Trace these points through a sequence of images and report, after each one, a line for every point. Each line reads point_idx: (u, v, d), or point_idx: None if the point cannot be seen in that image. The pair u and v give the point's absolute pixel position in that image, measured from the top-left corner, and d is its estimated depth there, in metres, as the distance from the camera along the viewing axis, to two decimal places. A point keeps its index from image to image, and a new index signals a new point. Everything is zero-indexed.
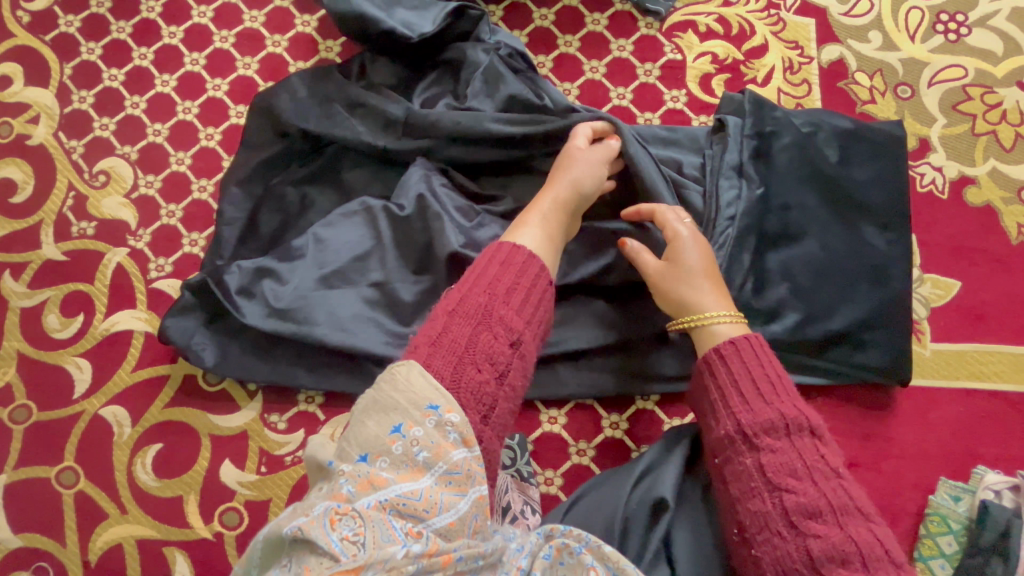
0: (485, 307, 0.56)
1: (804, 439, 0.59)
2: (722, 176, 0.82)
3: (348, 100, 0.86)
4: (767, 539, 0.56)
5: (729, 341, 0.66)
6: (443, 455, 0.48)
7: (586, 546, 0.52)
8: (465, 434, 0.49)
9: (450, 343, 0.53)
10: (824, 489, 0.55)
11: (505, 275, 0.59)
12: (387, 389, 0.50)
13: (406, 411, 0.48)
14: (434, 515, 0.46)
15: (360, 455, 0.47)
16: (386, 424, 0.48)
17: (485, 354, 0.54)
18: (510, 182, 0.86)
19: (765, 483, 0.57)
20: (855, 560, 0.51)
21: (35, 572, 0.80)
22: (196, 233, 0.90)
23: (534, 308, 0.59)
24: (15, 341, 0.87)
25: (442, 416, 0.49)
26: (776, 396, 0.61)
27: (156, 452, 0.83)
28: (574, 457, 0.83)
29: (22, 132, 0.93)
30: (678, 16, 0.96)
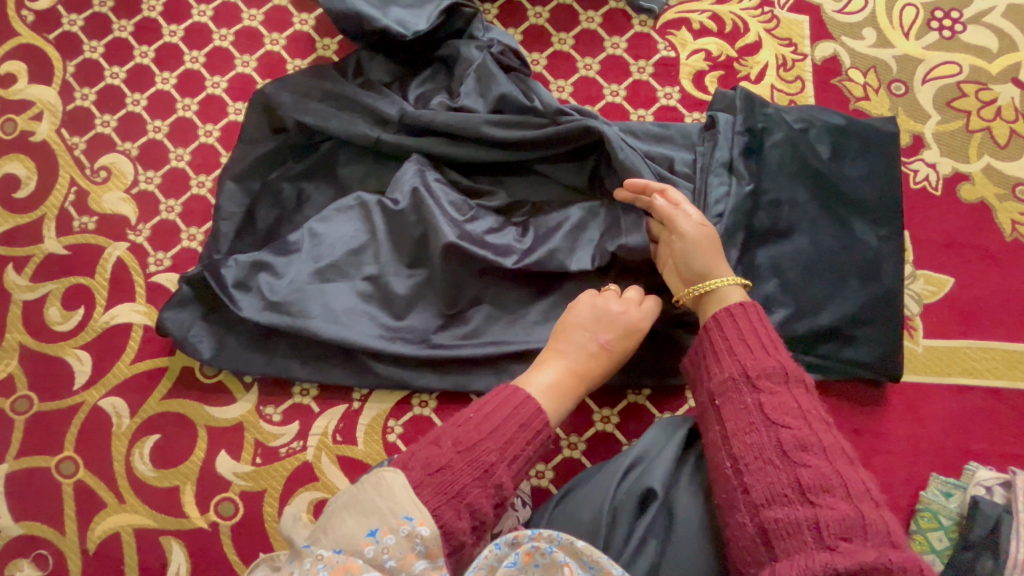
0: (490, 461, 0.60)
1: (799, 388, 0.65)
2: (712, 173, 0.83)
3: (343, 97, 0.87)
4: (761, 468, 0.60)
5: (740, 303, 0.72)
6: (407, 566, 0.51)
7: (558, 545, 0.59)
8: (431, 547, 0.52)
9: (446, 482, 0.57)
10: (816, 429, 0.61)
11: (517, 436, 0.63)
12: (370, 492, 0.54)
13: (383, 517, 0.53)
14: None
15: (334, 550, 0.51)
16: (363, 526, 0.52)
17: (473, 504, 0.58)
18: (503, 178, 0.87)
19: (763, 419, 0.63)
20: (838, 488, 0.56)
21: (35, 560, 0.82)
22: (194, 227, 0.91)
23: (528, 464, 0.64)
24: (17, 333, 0.88)
25: (414, 528, 0.52)
26: (776, 350, 0.68)
27: (154, 443, 0.84)
28: (566, 450, 0.83)
29: (26, 128, 0.95)
30: (672, 13, 0.96)
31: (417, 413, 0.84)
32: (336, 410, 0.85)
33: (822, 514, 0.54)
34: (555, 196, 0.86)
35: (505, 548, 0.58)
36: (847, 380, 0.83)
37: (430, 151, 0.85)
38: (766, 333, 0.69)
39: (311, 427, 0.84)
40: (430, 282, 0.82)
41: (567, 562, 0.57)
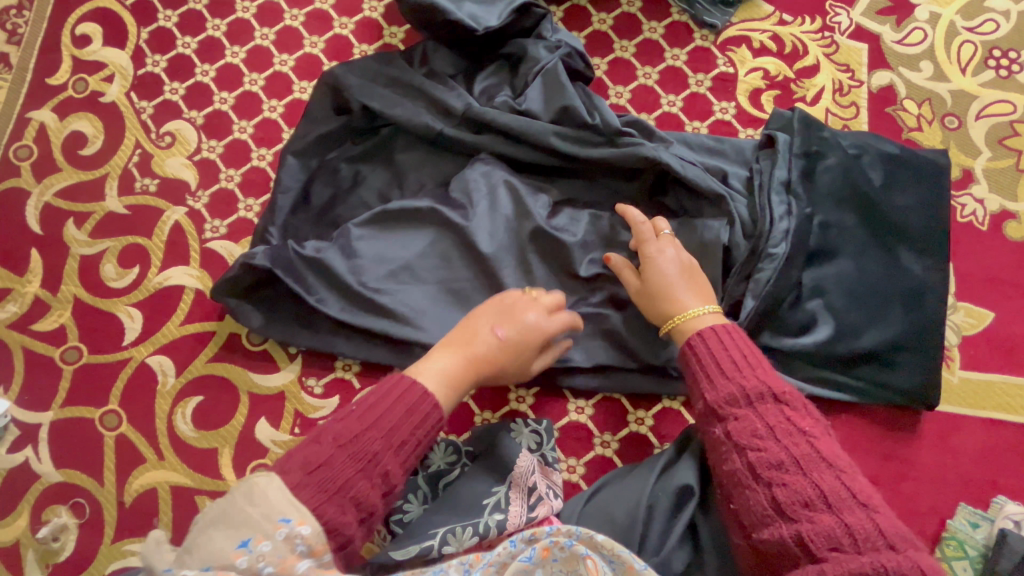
0: (374, 453, 0.62)
1: (767, 405, 0.64)
2: (775, 194, 0.83)
3: (410, 86, 0.89)
4: (741, 491, 0.62)
5: (699, 333, 0.71)
6: (288, 567, 0.53)
7: (576, 539, 0.63)
8: (313, 546, 0.55)
9: (326, 479, 0.59)
10: (787, 445, 0.61)
11: (403, 423, 0.64)
12: (242, 505, 0.55)
13: (257, 526, 0.54)
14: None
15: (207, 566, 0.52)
16: (235, 538, 0.53)
17: (357, 496, 0.60)
18: (556, 178, 0.89)
19: (733, 447, 0.64)
20: (818, 501, 0.57)
21: (72, 508, 0.84)
22: (252, 199, 0.93)
23: (416, 449, 0.65)
24: (72, 286, 0.91)
25: (292, 529, 0.55)
26: (738, 372, 0.67)
27: (196, 404, 0.86)
28: (598, 448, 0.84)
29: (97, 89, 0.98)
30: (734, 30, 0.98)
31: None
32: None
33: (805, 532, 0.56)
34: (605, 201, 0.89)
35: (521, 544, 0.64)
36: (881, 406, 0.84)
37: (488, 147, 0.87)
38: (727, 358, 0.68)
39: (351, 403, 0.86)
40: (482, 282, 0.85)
41: (588, 555, 0.60)
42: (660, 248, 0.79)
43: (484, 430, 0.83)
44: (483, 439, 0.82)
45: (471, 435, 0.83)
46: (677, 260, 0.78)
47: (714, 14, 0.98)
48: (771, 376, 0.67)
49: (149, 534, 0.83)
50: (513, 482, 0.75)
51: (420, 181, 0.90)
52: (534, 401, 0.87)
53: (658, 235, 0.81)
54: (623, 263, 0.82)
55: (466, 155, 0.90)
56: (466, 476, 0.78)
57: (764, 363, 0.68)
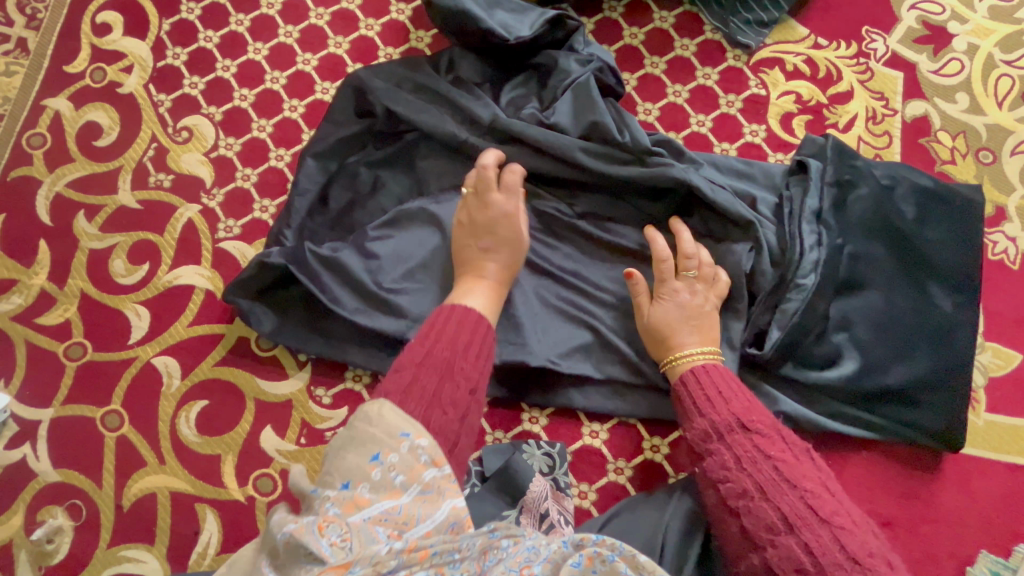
0: (449, 360, 0.61)
1: (736, 436, 0.65)
2: (805, 223, 0.81)
3: (436, 92, 0.87)
4: (720, 521, 0.63)
5: (690, 371, 0.72)
6: (417, 476, 0.51)
7: (620, 555, 0.50)
8: (436, 456, 0.53)
9: (420, 392, 0.57)
10: (752, 472, 0.62)
11: (461, 333, 0.63)
12: (360, 425, 0.53)
13: (381, 441, 0.52)
14: (415, 526, 0.48)
15: (342, 484, 0.49)
16: (364, 454, 0.51)
17: (451, 399, 0.58)
18: (579, 194, 0.87)
19: (708, 481, 0.65)
20: (782, 526, 0.58)
21: (68, 509, 0.81)
22: (268, 199, 0.91)
23: (482, 352, 0.64)
24: (80, 280, 0.88)
25: (413, 442, 0.52)
26: (711, 407, 0.68)
27: (201, 408, 0.84)
28: (611, 474, 0.82)
29: (115, 80, 0.96)
30: (767, 51, 0.96)
31: None
32: None
33: (771, 558, 0.57)
34: (630, 219, 0.86)
35: (569, 548, 0.51)
36: (903, 444, 0.82)
37: (514, 158, 0.85)
38: (699, 395, 0.69)
39: None
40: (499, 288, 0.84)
41: None
42: (674, 290, 0.78)
43: (495, 450, 0.81)
44: (495, 459, 0.80)
45: (481, 455, 0.81)
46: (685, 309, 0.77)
47: (747, 34, 0.96)
48: (745, 407, 0.67)
49: (146, 541, 0.80)
50: (525, 506, 0.74)
51: (440, 190, 0.88)
52: (548, 423, 0.84)
53: (679, 273, 0.79)
54: (643, 286, 0.79)
55: None
56: (476, 497, 0.76)
57: (738, 394, 0.69)
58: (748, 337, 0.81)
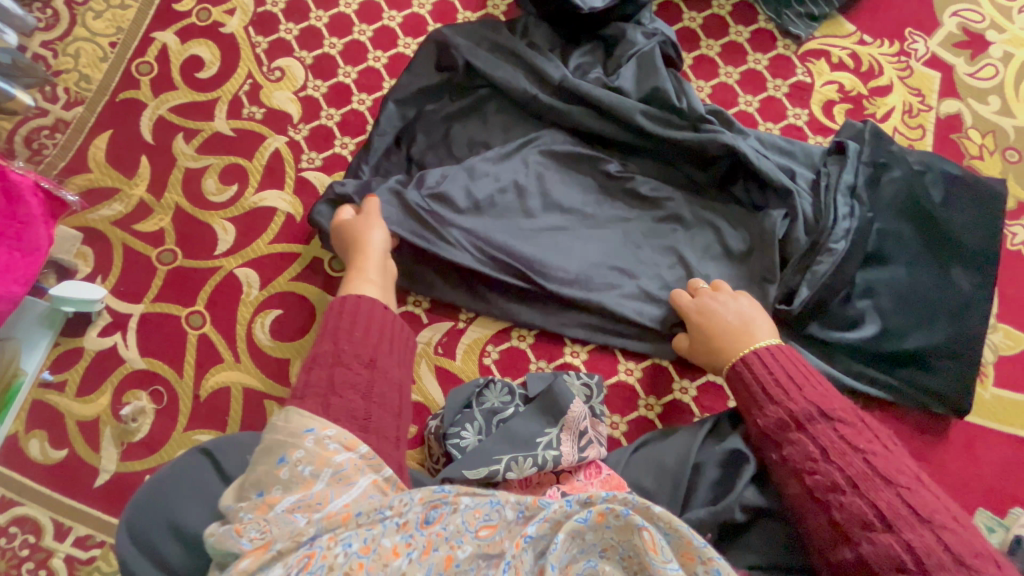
0: (333, 352, 0.65)
1: (818, 425, 0.65)
2: (840, 195, 0.89)
3: (513, 53, 0.96)
4: (805, 513, 0.62)
5: (754, 353, 0.74)
6: (326, 462, 0.56)
7: (631, 508, 0.53)
8: (345, 440, 0.58)
9: (316, 388, 0.62)
10: (842, 465, 0.61)
11: (345, 323, 0.68)
12: (270, 434, 0.59)
13: (286, 443, 0.57)
14: (329, 503, 0.54)
15: (256, 492, 0.54)
16: (273, 459, 0.56)
17: (346, 381, 0.63)
18: (633, 155, 0.95)
19: (789, 471, 0.64)
20: (877, 522, 0.57)
21: (151, 394, 0.91)
22: (348, 137, 1.00)
23: (374, 330, 0.69)
24: (175, 195, 0.98)
25: (318, 434, 0.57)
26: (785, 394, 0.69)
27: (275, 316, 0.93)
28: (642, 409, 0.90)
29: (218, 20, 1.06)
30: (815, 44, 1.04)
31: (514, 344, 0.93)
32: (442, 325, 0.94)
33: (868, 555, 0.56)
34: (677, 182, 0.94)
35: (576, 505, 0.54)
36: (913, 408, 0.89)
37: (578, 117, 0.93)
38: (771, 381, 0.70)
39: (417, 335, 0.94)
40: (563, 240, 0.92)
41: (644, 527, 0.51)
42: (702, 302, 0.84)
43: (540, 377, 0.89)
44: (539, 384, 0.87)
45: (526, 379, 0.89)
46: (730, 312, 0.81)
47: (798, 26, 1.04)
48: (822, 395, 0.67)
49: (218, 428, 0.89)
50: (565, 424, 0.80)
51: (506, 142, 0.96)
52: (587, 357, 0.92)
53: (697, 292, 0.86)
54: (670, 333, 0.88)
55: (554, 122, 0.96)
56: (521, 415, 0.83)
57: (812, 381, 0.69)
58: (778, 295, 0.88)
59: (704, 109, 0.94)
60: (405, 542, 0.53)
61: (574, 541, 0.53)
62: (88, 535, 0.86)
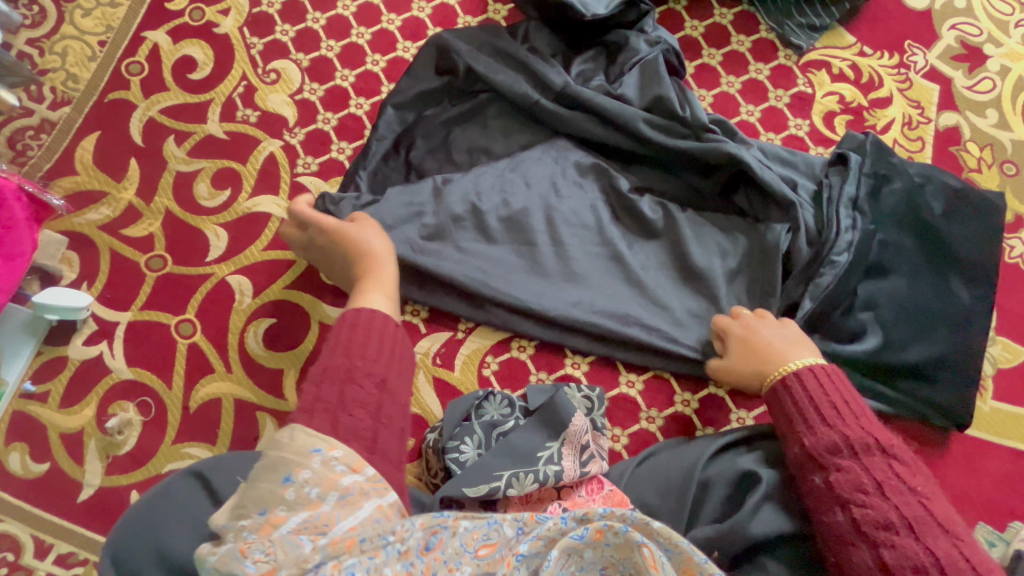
0: (346, 366, 0.58)
1: (874, 458, 0.64)
2: (842, 207, 0.88)
3: (514, 58, 0.94)
4: (845, 546, 0.60)
5: (807, 367, 0.73)
6: (333, 484, 0.50)
7: (630, 525, 0.53)
8: (353, 462, 0.52)
9: (323, 405, 0.55)
10: (897, 503, 0.60)
11: (356, 334, 0.61)
12: (270, 450, 0.52)
13: (292, 462, 0.50)
14: (335, 526, 0.49)
15: (258, 511, 0.48)
16: (275, 478, 0.50)
17: (355, 400, 0.56)
18: (636, 165, 0.94)
19: (834, 498, 0.63)
20: (930, 566, 0.56)
21: (138, 405, 0.87)
22: (345, 142, 0.98)
23: (383, 342, 0.62)
24: (166, 200, 0.95)
25: (325, 455, 0.51)
26: (841, 420, 0.68)
27: (268, 325, 0.91)
28: (643, 422, 0.89)
29: (212, 20, 1.03)
30: (816, 54, 1.04)
31: (514, 355, 0.91)
32: (440, 336, 0.92)
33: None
34: (680, 193, 0.93)
35: (572, 522, 0.54)
36: (913, 421, 0.89)
37: (581, 124, 0.92)
38: (829, 405, 0.69)
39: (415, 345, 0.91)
40: (564, 260, 0.90)
41: (644, 543, 0.52)
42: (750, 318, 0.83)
43: (540, 389, 0.87)
44: (540, 396, 0.86)
45: (527, 392, 0.87)
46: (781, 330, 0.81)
47: (800, 36, 1.04)
48: (876, 429, 0.67)
49: (207, 441, 0.86)
50: (566, 439, 0.79)
51: (506, 148, 0.94)
52: (588, 369, 0.91)
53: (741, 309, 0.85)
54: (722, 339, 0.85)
55: (556, 130, 0.94)
56: (521, 428, 0.81)
57: (866, 414, 0.68)
58: (779, 308, 0.87)
59: (709, 118, 0.93)
60: (407, 571, 0.49)
61: (569, 557, 0.53)
62: (70, 553, 0.82)
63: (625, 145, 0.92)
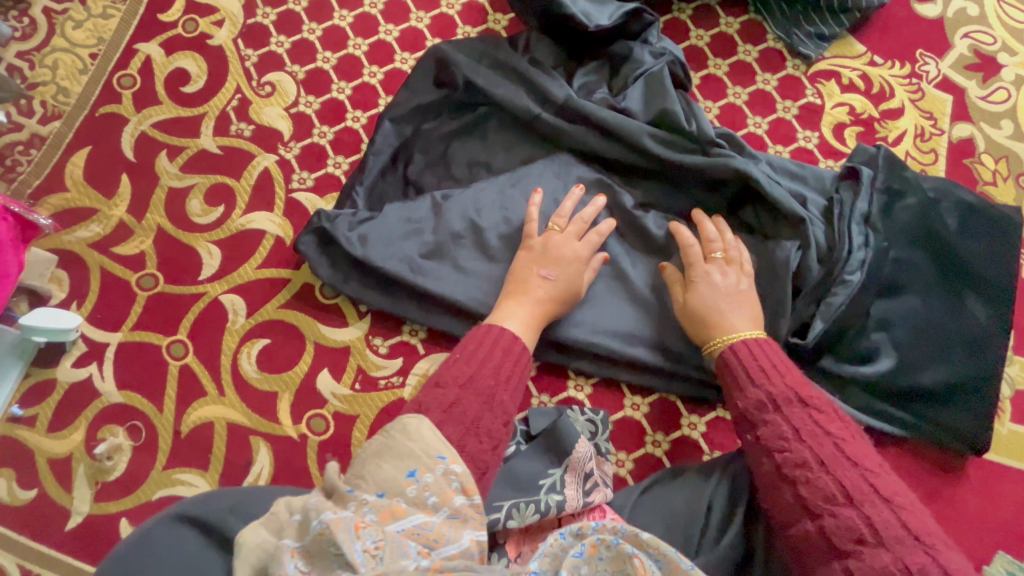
0: (490, 388, 0.62)
1: (794, 408, 0.66)
2: (854, 224, 0.86)
3: (514, 70, 0.92)
4: (774, 490, 0.63)
5: (746, 336, 0.74)
6: (447, 501, 0.52)
7: (622, 538, 0.53)
8: (466, 483, 0.54)
9: (461, 414, 0.58)
10: (812, 444, 0.62)
11: (498, 358, 0.64)
12: (400, 438, 0.55)
13: (418, 458, 0.54)
14: (443, 546, 0.49)
15: (377, 495, 0.51)
16: (401, 469, 0.53)
17: (487, 428, 0.59)
18: (640, 180, 0.91)
19: (761, 449, 0.66)
20: (841, 497, 0.58)
21: (128, 430, 0.85)
22: (342, 156, 0.96)
23: (515, 376, 0.65)
24: (157, 216, 0.93)
25: (448, 466, 0.54)
26: (766, 378, 0.69)
27: (262, 346, 0.88)
28: (648, 446, 0.86)
29: (206, 32, 1.01)
30: (825, 64, 1.01)
31: None
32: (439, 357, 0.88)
33: (829, 528, 0.57)
34: (686, 208, 0.90)
35: (570, 538, 0.53)
36: (929, 444, 0.86)
37: (583, 138, 0.89)
38: (755, 367, 0.70)
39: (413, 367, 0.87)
40: None
41: (635, 555, 0.51)
42: (706, 271, 0.81)
43: (542, 412, 0.84)
44: (542, 420, 0.83)
45: (528, 415, 0.84)
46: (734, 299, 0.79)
47: (808, 46, 1.01)
48: (800, 383, 0.68)
49: (200, 466, 0.84)
50: (570, 465, 0.76)
51: (506, 162, 0.92)
52: (592, 391, 0.88)
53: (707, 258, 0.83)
54: (675, 276, 0.84)
55: (558, 143, 0.92)
56: (523, 454, 0.79)
57: (790, 369, 0.70)
58: (791, 328, 0.84)
59: (715, 132, 0.90)
60: None
61: None
62: None
63: (628, 158, 0.89)
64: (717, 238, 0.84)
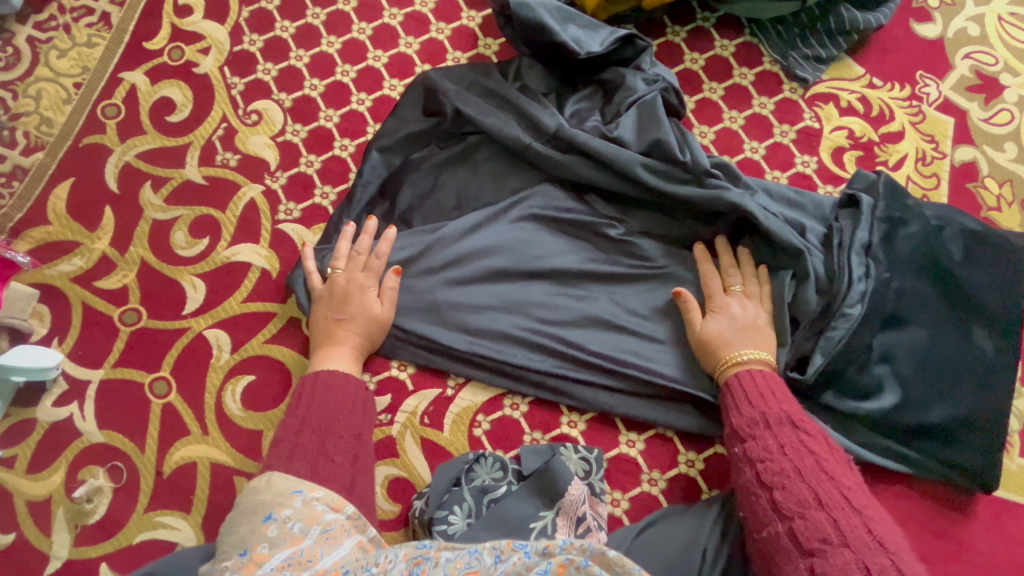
0: (326, 420, 0.67)
1: (783, 428, 0.68)
2: (854, 255, 0.83)
3: (505, 99, 0.90)
4: (750, 496, 0.66)
5: (751, 364, 0.75)
6: (315, 519, 0.57)
7: (590, 558, 0.50)
8: (331, 501, 0.59)
9: (304, 452, 0.63)
10: (794, 458, 0.65)
11: (332, 393, 0.69)
12: (251, 496, 0.58)
13: (273, 502, 0.57)
14: (319, 561, 0.54)
15: (241, 551, 0.54)
16: (257, 518, 0.56)
17: (334, 447, 0.65)
18: (633, 210, 0.89)
19: (745, 459, 0.68)
20: (812, 503, 0.60)
21: (109, 471, 0.83)
22: (329, 186, 0.94)
23: (355, 402, 0.70)
24: (141, 249, 0.91)
25: (307, 495, 0.58)
26: (761, 399, 0.71)
27: (247, 383, 0.86)
28: (645, 485, 0.83)
29: (192, 59, 0.99)
30: (823, 87, 0.99)
31: (507, 414, 0.86)
32: (429, 393, 0.86)
33: (797, 528, 0.59)
34: (680, 239, 0.88)
35: (535, 557, 0.52)
36: (936, 482, 0.83)
37: (575, 168, 0.87)
38: (753, 389, 0.72)
39: (402, 403, 0.86)
40: (555, 314, 0.85)
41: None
42: (726, 303, 0.81)
43: (534, 451, 0.81)
44: (534, 459, 0.80)
45: (520, 454, 0.81)
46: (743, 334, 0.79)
47: (805, 69, 0.99)
48: (794, 408, 0.71)
49: (181, 509, 0.81)
50: (562, 509, 0.74)
51: (497, 191, 0.90)
52: (586, 428, 0.85)
53: (727, 290, 0.83)
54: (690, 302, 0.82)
55: (550, 173, 0.90)
56: (513, 495, 0.76)
57: (785, 395, 0.72)
58: (790, 362, 0.81)
59: (710, 162, 0.88)
60: None
61: None
62: None
63: (622, 189, 0.87)
64: (736, 270, 0.84)
